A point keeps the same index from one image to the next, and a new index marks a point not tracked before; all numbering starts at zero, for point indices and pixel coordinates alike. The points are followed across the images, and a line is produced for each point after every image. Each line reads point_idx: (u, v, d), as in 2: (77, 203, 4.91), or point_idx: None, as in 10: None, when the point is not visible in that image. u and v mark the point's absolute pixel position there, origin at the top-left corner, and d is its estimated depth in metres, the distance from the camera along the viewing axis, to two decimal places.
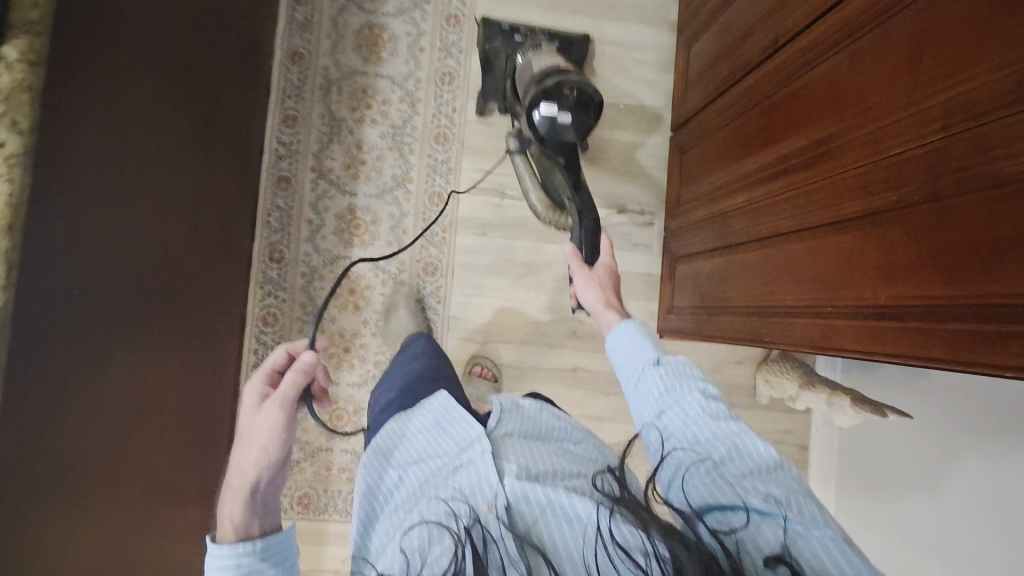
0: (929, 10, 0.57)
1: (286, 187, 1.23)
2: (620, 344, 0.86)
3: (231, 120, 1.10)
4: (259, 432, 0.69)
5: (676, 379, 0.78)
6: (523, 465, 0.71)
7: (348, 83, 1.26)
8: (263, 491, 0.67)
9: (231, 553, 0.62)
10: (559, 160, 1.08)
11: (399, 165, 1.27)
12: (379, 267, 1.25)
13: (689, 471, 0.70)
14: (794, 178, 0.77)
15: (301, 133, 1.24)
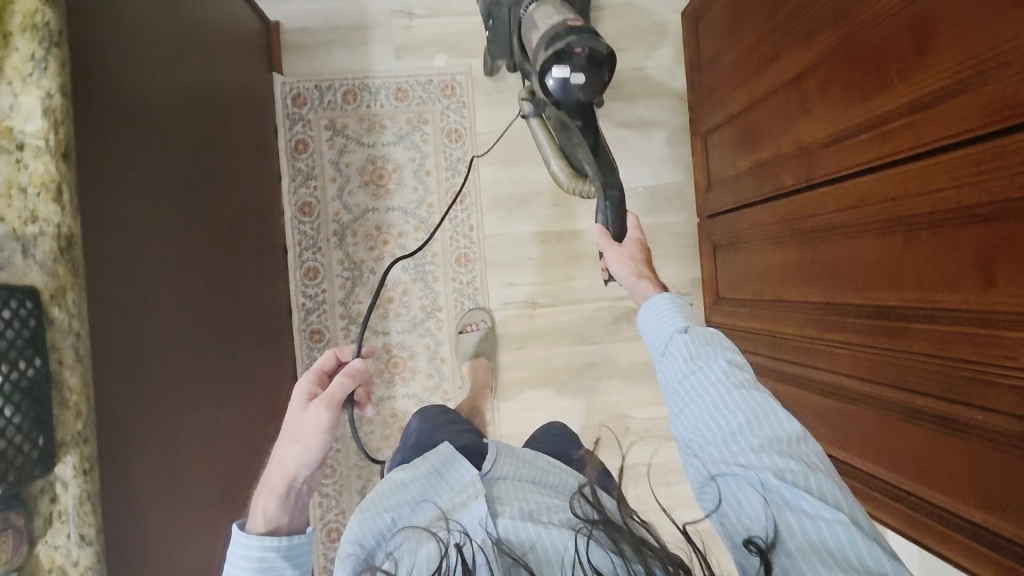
0: (1002, 226, 0.52)
1: (320, 340, 1.23)
2: (648, 310, 0.70)
3: (257, 298, 1.10)
4: (307, 430, 0.73)
5: (702, 346, 0.65)
6: (521, 510, 0.68)
7: (362, 223, 1.24)
8: (298, 487, 0.70)
9: (257, 544, 0.66)
10: (576, 121, 0.99)
11: (426, 295, 1.26)
12: (423, 400, 1.25)
13: (702, 449, 0.60)
14: (849, 334, 0.73)
15: (324, 285, 1.23)
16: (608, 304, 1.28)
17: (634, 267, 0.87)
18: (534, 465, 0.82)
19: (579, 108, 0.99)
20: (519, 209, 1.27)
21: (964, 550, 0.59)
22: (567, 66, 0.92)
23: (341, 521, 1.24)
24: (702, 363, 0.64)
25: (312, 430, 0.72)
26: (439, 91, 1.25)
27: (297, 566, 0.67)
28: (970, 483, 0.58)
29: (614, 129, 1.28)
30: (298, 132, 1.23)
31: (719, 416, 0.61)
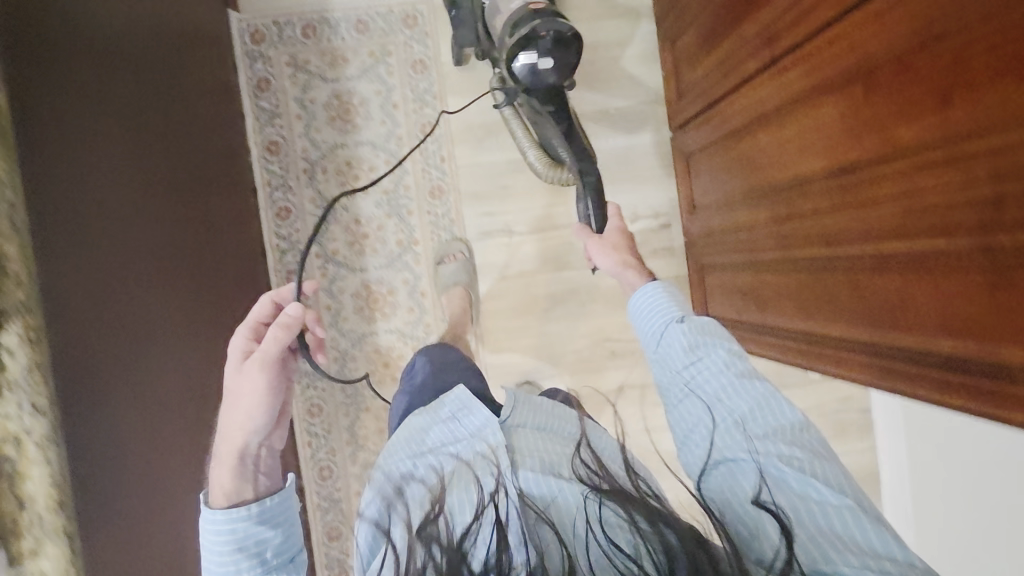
0: (954, 41, 0.51)
1: (297, 280, 1.22)
2: (642, 301, 0.82)
3: (228, 235, 1.09)
4: (246, 392, 0.80)
5: (701, 336, 0.75)
6: (535, 467, 0.70)
7: (331, 160, 1.22)
8: (251, 454, 0.78)
9: (225, 519, 0.73)
10: (548, 108, 1.01)
11: (401, 230, 1.24)
12: (406, 334, 1.24)
13: (711, 435, 0.67)
14: (818, 203, 0.72)
15: (297, 224, 1.22)
16: None
17: (618, 254, 0.99)
18: (552, 412, 0.81)
19: (551, 93, 1.00)
20: (490, 138, 1.25)
21: (933, 387, 0.59)
22: (533, 51, 0.90)
23: (331, 459, 1.24)
24: (706, 352, 0.73)
25: (252, 393, 0.79)
26: (400, 22, 1.22)
27: (274, 528, 0.75)
28: (944, 313, 0.56)
29: (582, 50, 1.26)
30: (259, 70, 1.20)
31: (727, 400, 0.69)
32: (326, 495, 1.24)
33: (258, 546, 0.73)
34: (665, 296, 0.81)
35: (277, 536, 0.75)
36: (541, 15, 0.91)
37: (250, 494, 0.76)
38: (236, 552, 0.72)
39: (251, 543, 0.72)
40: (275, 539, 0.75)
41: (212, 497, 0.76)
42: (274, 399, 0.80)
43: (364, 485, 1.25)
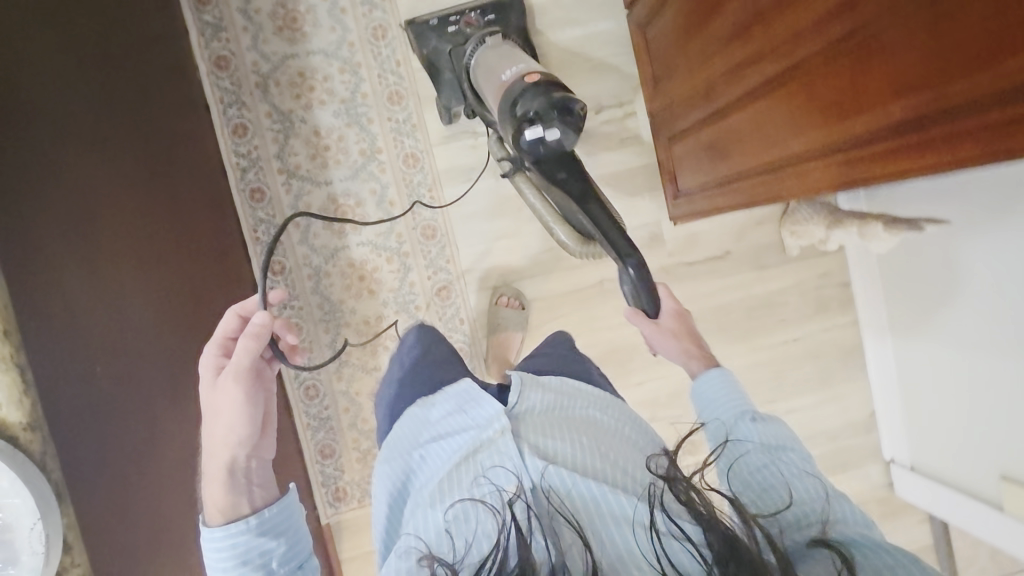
0: None
1: (261, 198, 1.20)
2: (710, 389, 0.86)
3: (184, 148, 1.05)
4: (225, 408, 0.79)
5: (773, 436, 0.76)
6: (564, 458, 0.69)
7: (283, 71, 1.19)
8: (241, 466, 0.79)
9: (224, 534, 0.74)
10: (560, 176, 0.92)
11: (363, 139, 1.21)
12: (378, 247, 1.23)
13: (769, 500, 0.66)
14: (761, 25, 0.71)
15: (255, 141, 1.19)
16: None
17: (679, 342, 0.98)
18: (560, 391, 0.83)
19: (560, 160, 0.91)
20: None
21: (892, 159, 0.59)
22: (540, 125, 0.82)
23: (316, 378, 1.23)
24: (778, 455, 0.73)
25: (228, 409, 0.78)
26: None
27: (277, 538, 0.76)
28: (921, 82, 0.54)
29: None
30: None
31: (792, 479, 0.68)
32: (314, 415, 1.23)
33: (263, 557, 0.74)
34: (729, 387, 0.85)
35: (281, 545, 0.75)
36: (535, 84, 0.84)
37: (248, 507, 0.77)
38: (241, 566, 0.73)
39: (254, 561, 0.73)
40: (279, 548, 0.75)
41: (210, 514, 0.77)
42: (251, 412, 0.79)
43: (352, 401, 1.24)
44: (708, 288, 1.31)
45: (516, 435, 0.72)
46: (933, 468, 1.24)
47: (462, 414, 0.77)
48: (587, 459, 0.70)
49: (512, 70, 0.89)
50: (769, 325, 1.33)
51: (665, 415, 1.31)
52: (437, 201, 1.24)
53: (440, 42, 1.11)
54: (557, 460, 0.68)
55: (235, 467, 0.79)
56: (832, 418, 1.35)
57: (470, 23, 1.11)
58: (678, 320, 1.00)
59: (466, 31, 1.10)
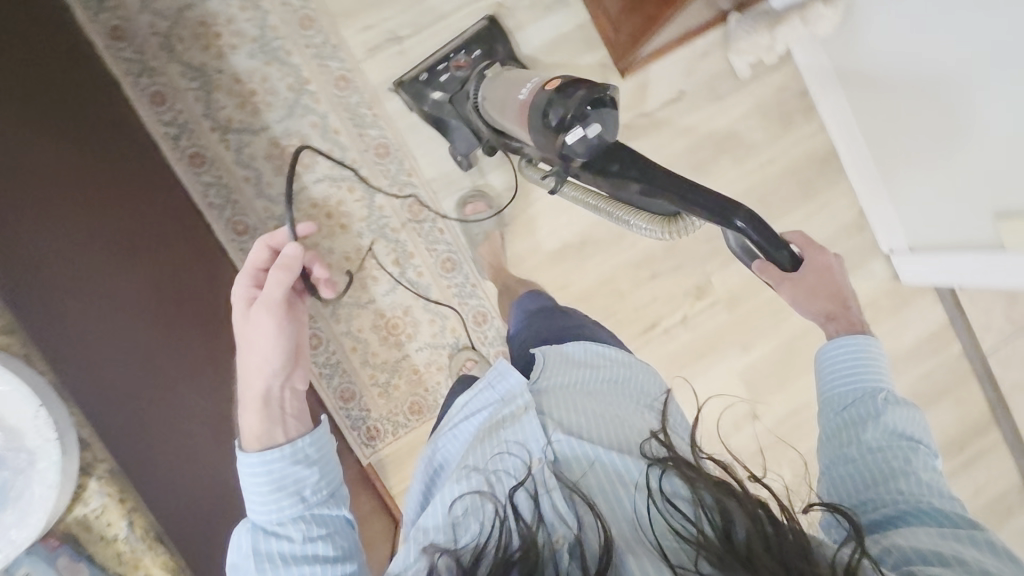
0: None
1: (202, 162, 1.15)
2: (843, 352, 0.79)
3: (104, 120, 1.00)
4: (257, 338, 0.76)
5: (905, 424, 0.71)
6: (579, 429, 0.70)
7: (184, 25, 1.13)
8: (276, 398, 0.76)
9: (258, 461, 0.68)
10: (614, 168, 0.77)
11: (287, 73, 1.16)
12: (336, 179, 1.19)
13: (874, 502, 0.65)
14: None
15: (177, 105, 1.14)
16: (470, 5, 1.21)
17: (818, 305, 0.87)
18: (582, 362, 0.83)
19: (612, 154, 0.78)
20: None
21: None
22: (579, 127, 0.75)
23: (315, 326, 1.20)
24: (906, 444, 0.69)
25: (261, 337, 0.76)
26: None
27: (312, 467, 0.71)
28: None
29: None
30: None
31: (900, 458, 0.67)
32: (324, 362, 1.20)
33: (297, 485, 0.69)
34: (874, 353, 0.79)
35: (316, 473, 0.70)
36: (557, 91, 0.78)
37: (281, 437, 0.74)
38: (277, 492, 0.67)
39: (291, 488, 0.68)
40: (315, 476, 0.70)
41: (245, 440, 0.74)
42: (287, 340, 0.77)
43: (357, 339, 1.21)
44: (672, 133, 1.29)
45: (538, 411, 0.72)
46: (931, 241, 1.25)
47: (490, 391, 0.77)
48: (604, 428, 0.70)
49: (531, 89, 0.86)
50: (742, 153, 1.32)
51: (665, 268, 1.30)
52: (381, 117, 1.20)
53: (432, 93, 1.14)
54: (571, 431, 0.69)
55: (270, 399, 0.77)
56: (825, 227, 1.35)
57: (460, 67, 1.13)
58: (822, 274, 0.86)
59: (459, 75, 1.12)
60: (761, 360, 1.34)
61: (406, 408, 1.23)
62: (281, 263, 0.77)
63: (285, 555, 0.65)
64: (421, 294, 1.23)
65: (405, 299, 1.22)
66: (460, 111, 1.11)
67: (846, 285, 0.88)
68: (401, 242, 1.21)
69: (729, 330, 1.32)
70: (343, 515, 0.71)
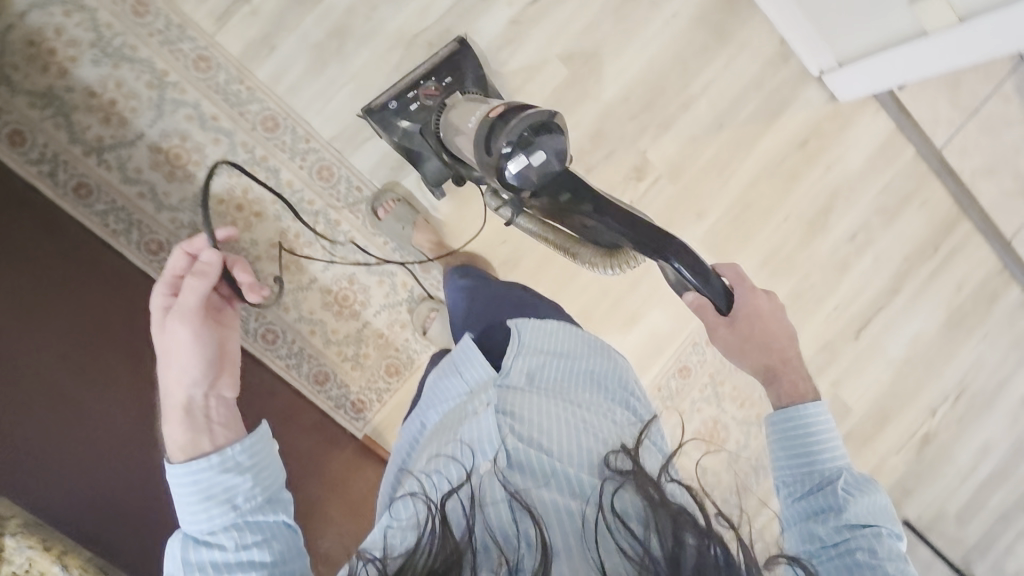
0: None
1: (88, 191, 1.07)
2: (792, 427, 0.76)
3: None
4: (175, 349, 0.75)
5: (863, 507, 0.68)
6: (536, 439, 0.70)
7: (11, 50, 1.03)
8: (199, 406, 0.74)
9: (186, 475, 0.68)
10: (564, 198, 0.79)
11: (141, 70, 1.07)
12: (233, 167, 1.12)
13: None
14: None
15: (39, 138, 1.05)
16: None
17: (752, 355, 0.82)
18: (556, 355, 0.83)
19: (558, 180, 0.79)
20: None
21: None
22: (521, 156, 0.76)
23: (266, 321, 1.15)
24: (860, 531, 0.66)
25: (177, 346, 0.74)
26: None
27: (244, 474, 0.70)
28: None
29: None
30: None
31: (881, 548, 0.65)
32: (288, 353, 1.17)
33: (228, 494, 0.68)
34: (817, 421, 0.75)
35: (248, 479, 0.70)
36: (505, 116, 0.80)
37: (207, 445, 0.72)
38: (206, 501, 0.67)
39: (223, 497, 0.68)
40: (246, 482, 0.69)
41: (170, 452, 0.72)
42: (206, 349, 0.75)
43: (312, 322, 1.18)
44: (566, 14, 1.20)
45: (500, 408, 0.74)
46: (857, 48, 1.21)
47: (455, 377, 0.81)
48: (566, 438, 0.71)
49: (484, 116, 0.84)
50: (644, 15, 1.23)
51: (598, 159, 1.24)
52: (256, 88, 1.11)
53: (406, 124, 1.09)
54: (529, 440, 0.70)
55: (193, 408, 0.74)
56: (749, 68, 1.28)
57: (430, 95, 1.08)
58: (755, 326, 0.81)
59: (431, 105, 1.07)
60: (719, 222, 1.30)
61: (383, 371, 1.22)
62: (201, 271, 0.76)
63: (216, 561, 0.65)
64: (360, 258, 1.19)
65: (346, 268, 1.18)
66: (428, 139, 1.07)
67: (786, 330, 0.83)
68: (323, 211, 1.16)
69: (679, 201, 1.28)
70: (281, 519, 0.70)
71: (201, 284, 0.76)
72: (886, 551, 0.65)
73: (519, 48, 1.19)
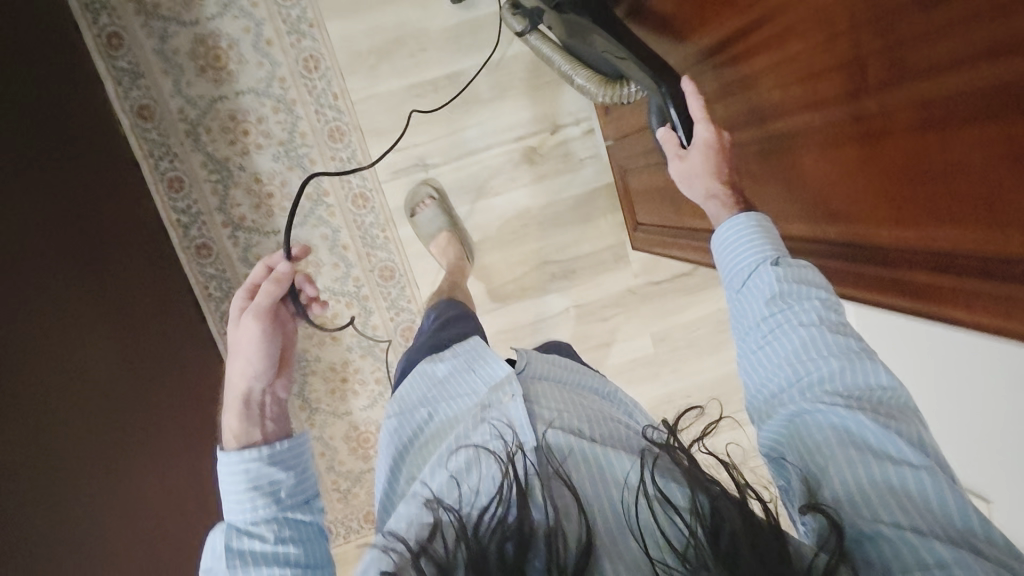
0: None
1: (208, 254, 1.16)
2: (728, 236, 0.67)
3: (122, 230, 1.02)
4: (242, 345, 0.66)
5: (796, 283, 0.63)
6: (562, 421, 0.66)
7: (213, 117, 1.11)
8: (257, 400, 0.66)
9: (239, 459, 0.61)
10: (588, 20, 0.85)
11: (307, 182, 1.15)
12: (337, 293, 1.20)
13: (823, 424, 0.55)
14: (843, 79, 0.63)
15: (193, 194, 1.13)
16: (503, 147, 1.19)
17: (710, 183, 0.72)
18: (566, 370, 0.80)
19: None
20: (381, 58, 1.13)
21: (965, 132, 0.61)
22: None
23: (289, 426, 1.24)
24: (797, 305, 0.62)
25: (244, 345, 0.65)
26: None
27: (287, 471, 0.62)
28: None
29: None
30: (106, 25, 1.06)
31: (807, 359, 0.59)
32: None
33: (272, 488, 0.61)
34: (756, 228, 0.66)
35: (292, 478, 0.62)
36: None
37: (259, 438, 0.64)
38: (251, 492, 0.59)
39: (268, 490, 0.60)
40: (290, 481, 0.62)
41: (223, 441, 0.64)
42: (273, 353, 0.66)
43: (327, 446, 1.24)
44: (675, 305, 1.29)
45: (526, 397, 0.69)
46: None
47: (469, 371, 0.74)
48: (603, 431, 0.67)
49: None
50: None
51: None
52: (392, 240, 1.19)
53: None
54: (563, 425, 0.65)
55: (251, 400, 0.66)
56: None
57: None
58: (717, 156, 0.72)
59: None
60: None
61: (361, 516, 1.28)
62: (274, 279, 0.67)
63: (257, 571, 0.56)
64: None
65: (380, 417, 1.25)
66: None
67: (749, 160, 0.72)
68: (387, 365, 1.23)
69: None
70: (316, 525, 0.63)
71: (276, 290, 0.67)
72: (841, 343, 0.59)
73: (623, 313, 1.28)
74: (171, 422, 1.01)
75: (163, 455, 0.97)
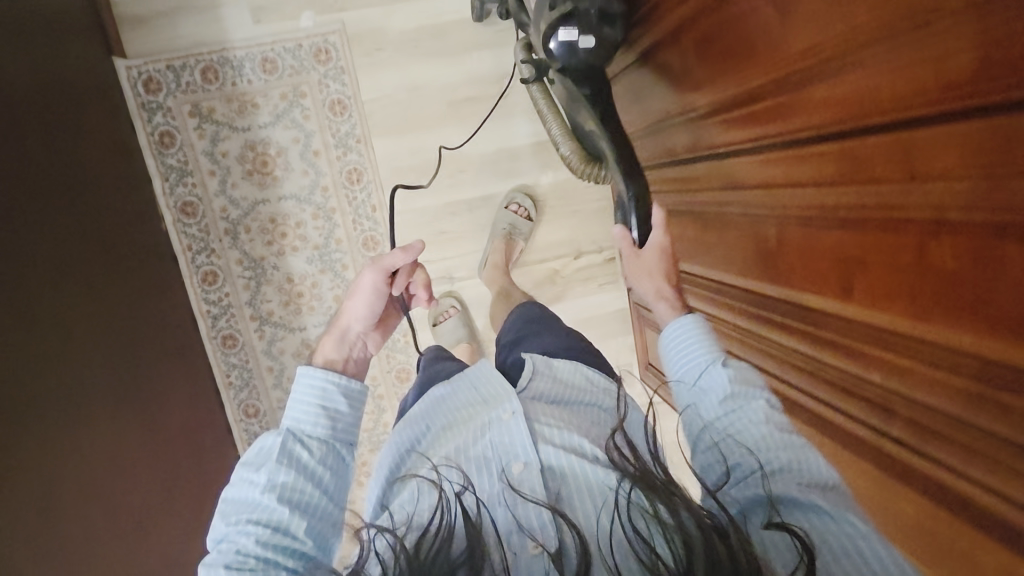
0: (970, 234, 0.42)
1: (234, 345, 1.19)
2: (673, 339, 0.68)
3: (158, 333, 1.06)
4: (360, 287, 0.74)
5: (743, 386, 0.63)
6: (564, 439, 0.68)
7: (254, 218, 1.15)
8: (350, 340, 0.73)
9: (321, 376, 0.67)
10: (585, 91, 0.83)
11: (338, 285, 1.20)
12: None
13: (779, 503, 0.53)
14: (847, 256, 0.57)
15: (226, 288, 1.17)
16: (528, 267, 1.25)
17: (656, 284, 0.74)
18: (570, 384, 0.80)
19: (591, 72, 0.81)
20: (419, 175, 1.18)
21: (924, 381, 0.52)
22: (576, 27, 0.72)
23: None
24: (739, 405, 0.61)
25: (361, 289, 0.73)
26: (312, 57, 1.12)
27: (353, 408, 0.68)
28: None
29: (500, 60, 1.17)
30: (159, 124, 1.10)
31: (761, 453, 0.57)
32: None
33: (329, 415, 0.65)
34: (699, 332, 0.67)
35: (351, 415, 0.67)
36: None
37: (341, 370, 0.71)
38: (318, 411, 0.65)
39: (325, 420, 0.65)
40: (350, 416, 0.67)
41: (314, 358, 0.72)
42: (377, 302, 0.74)
43: None
44: (673, 425, 1.36)
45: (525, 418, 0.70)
46: None
47: (472, 390, 0.77)
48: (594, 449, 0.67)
49: None
50: None
51: None
52: (412, 345, 1.24)
53: None
54: (560, 447, 0.67)
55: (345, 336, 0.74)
56: None
57: None
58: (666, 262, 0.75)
59: None
60: None
61: None
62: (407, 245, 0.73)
63: (291, 476, 0.60)
64: None
65: None
66: None
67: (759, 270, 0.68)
68: None
69: None
70: (348, 462, 0.66)
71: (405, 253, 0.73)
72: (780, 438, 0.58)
73: None
74: (188, 521, 1.05)
75: (174, 558, 1.01)
